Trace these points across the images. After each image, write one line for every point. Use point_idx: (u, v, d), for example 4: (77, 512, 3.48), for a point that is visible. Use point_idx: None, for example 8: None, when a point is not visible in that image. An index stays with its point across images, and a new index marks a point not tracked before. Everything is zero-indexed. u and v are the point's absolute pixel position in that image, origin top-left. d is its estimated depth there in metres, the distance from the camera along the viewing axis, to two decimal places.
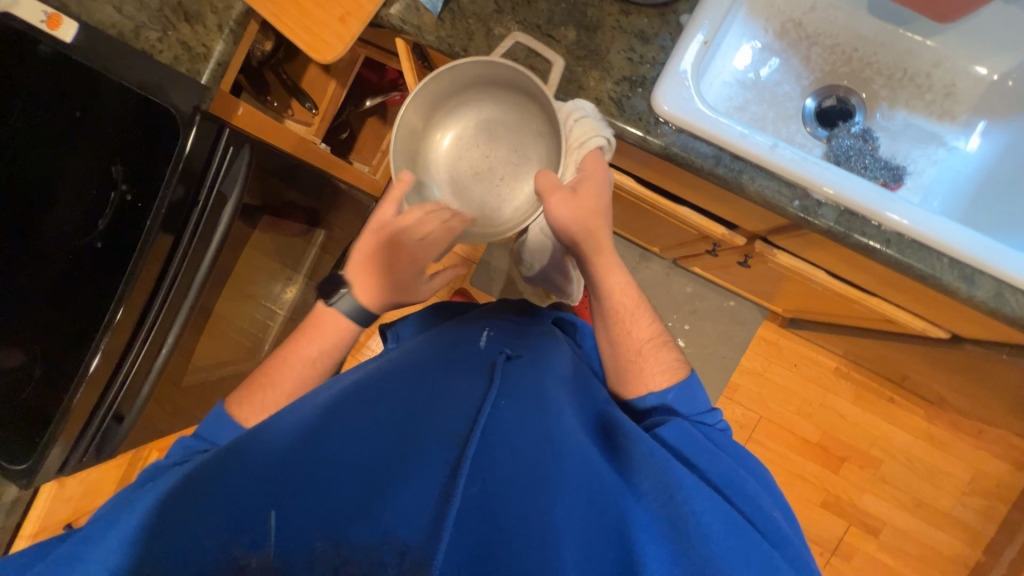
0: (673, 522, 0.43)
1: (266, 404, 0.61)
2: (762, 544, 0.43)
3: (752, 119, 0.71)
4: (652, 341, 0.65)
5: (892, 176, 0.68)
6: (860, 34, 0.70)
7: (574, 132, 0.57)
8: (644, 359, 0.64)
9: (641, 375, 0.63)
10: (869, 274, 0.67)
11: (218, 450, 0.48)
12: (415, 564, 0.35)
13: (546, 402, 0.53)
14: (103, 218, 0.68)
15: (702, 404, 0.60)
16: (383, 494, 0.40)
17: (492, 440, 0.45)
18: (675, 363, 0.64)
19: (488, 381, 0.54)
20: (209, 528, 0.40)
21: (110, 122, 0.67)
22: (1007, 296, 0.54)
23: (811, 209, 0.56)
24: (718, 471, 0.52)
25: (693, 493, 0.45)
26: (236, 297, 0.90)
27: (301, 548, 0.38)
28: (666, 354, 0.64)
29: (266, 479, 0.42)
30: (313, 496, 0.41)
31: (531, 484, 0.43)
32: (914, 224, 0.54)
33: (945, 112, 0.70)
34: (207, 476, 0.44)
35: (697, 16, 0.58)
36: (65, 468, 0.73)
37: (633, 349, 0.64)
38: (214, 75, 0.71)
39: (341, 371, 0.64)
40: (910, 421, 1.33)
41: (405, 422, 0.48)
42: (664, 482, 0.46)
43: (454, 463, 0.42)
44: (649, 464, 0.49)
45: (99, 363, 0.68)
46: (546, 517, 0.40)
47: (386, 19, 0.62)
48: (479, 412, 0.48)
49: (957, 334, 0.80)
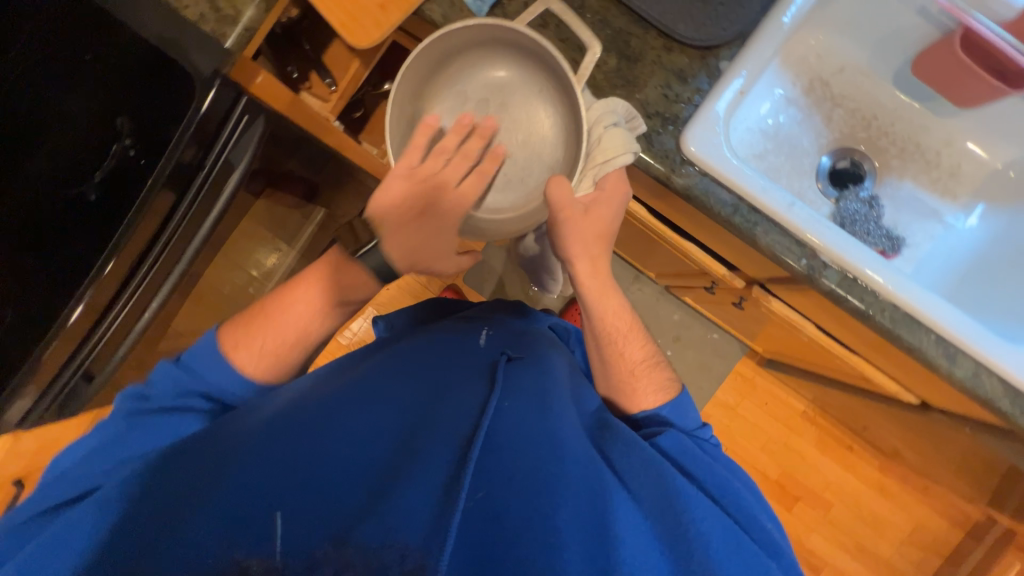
0: (676, 531, 0.43)
1: (267, 346, 0.63)
2: (761, 561, 0.43)
3: (769, 168, 0.72)
4: (645, 362, 0.65)
5: (891, 245, 0.70)
6: (881, 103, 0.73)
7: (605, 139, 0.57)
8: (637, 380, 0.63)
9: (632, 395, 0.63)
10: (857, 336, 0.70)
11: (211, 441, 0.49)
12: (418, 565, 0.34)
13: (545, 403, 0.54)
14: (99, 170, 0.62)
15: (692, 420, 0.61)
16: (386, 494, 0.40)
17: (495, 447, 0.46)
18: (667, 382, 0.64)
19: (487, 382, 0.55)
20: (208, 530, 0.38)
21: (123, 72, 0.62)
22: (983, 378, 0.57)
23: (817, 269, 0.58)
24: (713, 482, 0.51)
25: (693, 500, 0.46)
26: (224, 263, 0.87)
27: (301, 549, 0.36)
28: (658, 374, 0.64)
29: (270, 476, 0.42)
30: (314, 491, 0.41)
31: (532, 488, 0.43)
32: (910, 290, 0.56)
33: (947, 191, 0.72)
34: (203, 481, 0.43)
35: (736, 64, 0.58)
36: (22, 424, 0.70)
37: (626, 370, 0.64)
38: (240, 41, 0.67)
39: (335, 363, 0.64)
40: (863, 469, 1.40)
41: (411, 429, 0.49)
42: (663, 487, 0.47)
43: (456, 463, 0.43)
44: (647, 471, 0.49)
45: (82, 312, 0.66)
46: (548, 522, 0.41)
47: (426, 14, 0.61)
48: (481, 416, 0.48)
49: (925, 401, 0.84)
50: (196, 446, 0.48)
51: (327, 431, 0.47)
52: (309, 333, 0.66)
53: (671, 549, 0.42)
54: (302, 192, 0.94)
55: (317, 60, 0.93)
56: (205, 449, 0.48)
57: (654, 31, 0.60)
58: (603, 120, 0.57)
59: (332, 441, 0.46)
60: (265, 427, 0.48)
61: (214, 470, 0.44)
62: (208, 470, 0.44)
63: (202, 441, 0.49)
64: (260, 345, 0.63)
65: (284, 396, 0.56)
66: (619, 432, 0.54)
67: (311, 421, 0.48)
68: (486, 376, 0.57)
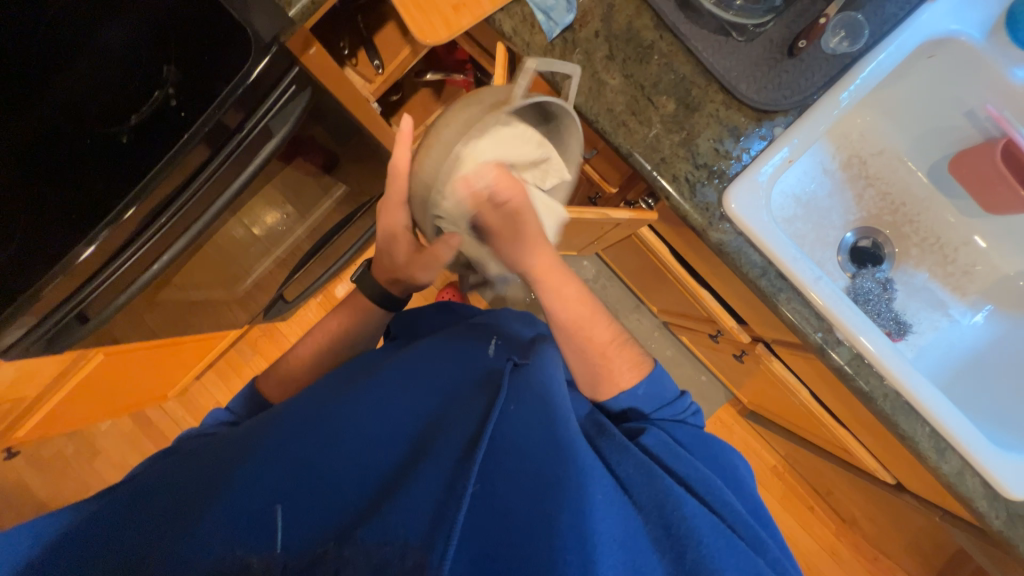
0: (670, 531, 0.41)
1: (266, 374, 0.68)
2: (755, 561, 0.40)
3: (795, 234, 0.73)
4: (614, 340, 0.59)
5: (897, 329, 0.72)
6: (911, 191, 0.75)
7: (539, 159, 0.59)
8: (610, 359, 0.58)
9: (608, 376, 0.57)
10: (851, 411, 0.72)
11: (225, 442, 0.47)
12: (418, 564, 0.34)
13: (553, 408, 0.48)
14: (136, 114, 0.60)
15: (669, 390, 0.58)
16: (394, 493, 0.39)
17: (500, 449, 0.44)
18: (640, 357, 0.59)
19: (486, 388, 0.51)
20: (210, 530, 0.38)
21: (178, 25, 0.60)
22: (967, 477, 0.58)
23: (831, 343, 0.59)
24: (695, 475, 0.47)
25: (681, 494, 0.43)
26: (233, 225, 0.84)
27: (301, 542, 0.37)
28: (629, 350, 0.59)
29: (283, 478, 0.41)
30: (325, 495, 0.40)
31: (532, 496, 0.41)
32: (916, 380, 0.57)
33: (958, 287, 0.74)
34: (212, 474, 0.42)
35: (790, 132, 0.59)
36: (8, 352, 0.69)
37: (596, 350, 0.58)
38: (304, 13, 0.67)
39: (341, 367, 0.60)
40: (823, 533, 1.40)
41: (427, 433, 0.46)
42: (655, 487, 0.44)
43: (458, 464, 0.41)
44: (639, 473, 0.46)
45: (91, 254, 0.62)
46: (550, 520, 0.39)
47: (498, 26, 0.61)
48: (487, 419, 0.45)
49: (900, 483, 0.85)
50: (227, 439, 0.48)
51: (333, 426, 0.45)
52: (295, 361, 0.67)
53: (666, 552, 0.40)
54: (323, 163, 0.91)
55: (368, 39, 0.91)
56: (215, 448, 0.47)
57: (716, 85, 0.61)
58: (582, 113, 0.61)
59: (342, 439, 0.44)
60: (274, 420, 0.48)
61: (236, 460, 0.43)
62: (228, 457, 0.44)
63: (211, 446, 0.47)
64: (270, 376, 0.67)
65: (296, 395, 0.53)
66: (611, 431, 0.50)
67: (317, 413, 0.47)
68: (488, 381, 0.52)
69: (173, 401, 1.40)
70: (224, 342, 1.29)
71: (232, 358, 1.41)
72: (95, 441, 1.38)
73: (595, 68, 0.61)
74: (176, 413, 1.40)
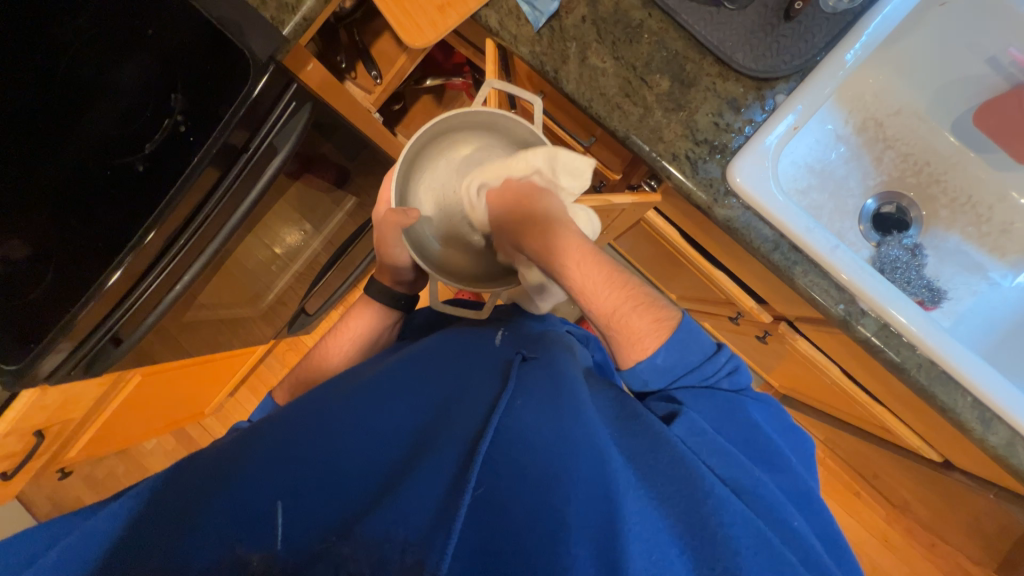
0: (698, 529, 0.38)
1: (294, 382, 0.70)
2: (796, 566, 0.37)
3: (811, 205, 0.70)
4: (632, 301, 0.54)
5: (930, 296, 0.68)
6: (935, 149, 0.71)
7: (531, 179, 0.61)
8: (627, 320, 0.54)
9: (628, 338, 0.53)
10: (885, 386, 0.68)
11: (236, 443, 0.48)
12: (418, 561, 0.32)
13: (561, 400, 0.47)
14: (150, 142, 0.63)
15: (696, 354, 0.52)
16: (397, 488, 0.38)
17: (508, 441, 0.43)
18: (662, 317, 0.54)
19: (495, 381, 0.51)
20: (211, 542, 0.36)
21: (183, 52, 0.62)
22: (1018, 448, 0.54)
23: (855, 315, 0.56)
24: (723, 468, 0.44)
25: (715, 491, 0.40)
26: (253, 243, 0.87)
27: (302, 541, 0.36)
28: (651, 310, 0.54)
29: (290, 476, 0.41)
30: (332, 494, 0.40)
31: (539, 486, 0.40)
32: (954, 348, 0.54)
33: (996, 247, 0.69)
34: (220, 470, 0.43)
35: (793, 98, 0.57)
36: (51, 377, 0.73)
37: (609, 313, 0.54)
38: (297, 30, 0.68)
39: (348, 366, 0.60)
40: (870, 519, 1.33)
41: (433, 425, 0.46)
42: (682, 481, 0.41)
43: (464, 458, 0.40)
44: (665, 468, 0.42)
45: (117, 279, 0.65)
46: (558, 510, 0.38)
47: (484, 21, 0.61)
48: (494, 411, 0.45)
49: (948, 460, 0.80)
50: (235, 442, 0.48)
51: (344, 425, 0.46)
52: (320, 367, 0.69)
53: (694, 550, 0.37)
54: (333, 177, 0.93)
55: (364, 51, 0.93)
56: (229, 448, 0.47)
57: (711, 58, 0.60)
58: (575, 101, 0.61)
59: (351, 440, 0.44)
60: (288, 421, 0.49)
61: (241, 458, 0.44)
62: (239, 455, 0.45)
63: (227, 446, 0.48)
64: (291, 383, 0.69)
65: (311, 394, 0.55)
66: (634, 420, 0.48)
67: (330, 414, 0.48)
68: (497, 375, 0.52)
69: (210, 416, 1.46)
70: (253, 357, 1.34)
71: (261, 372, 1.46)
72: (141, 458, 1.45)
73: (584, 53, 0.60)
74: (213, 428, 1.46)
